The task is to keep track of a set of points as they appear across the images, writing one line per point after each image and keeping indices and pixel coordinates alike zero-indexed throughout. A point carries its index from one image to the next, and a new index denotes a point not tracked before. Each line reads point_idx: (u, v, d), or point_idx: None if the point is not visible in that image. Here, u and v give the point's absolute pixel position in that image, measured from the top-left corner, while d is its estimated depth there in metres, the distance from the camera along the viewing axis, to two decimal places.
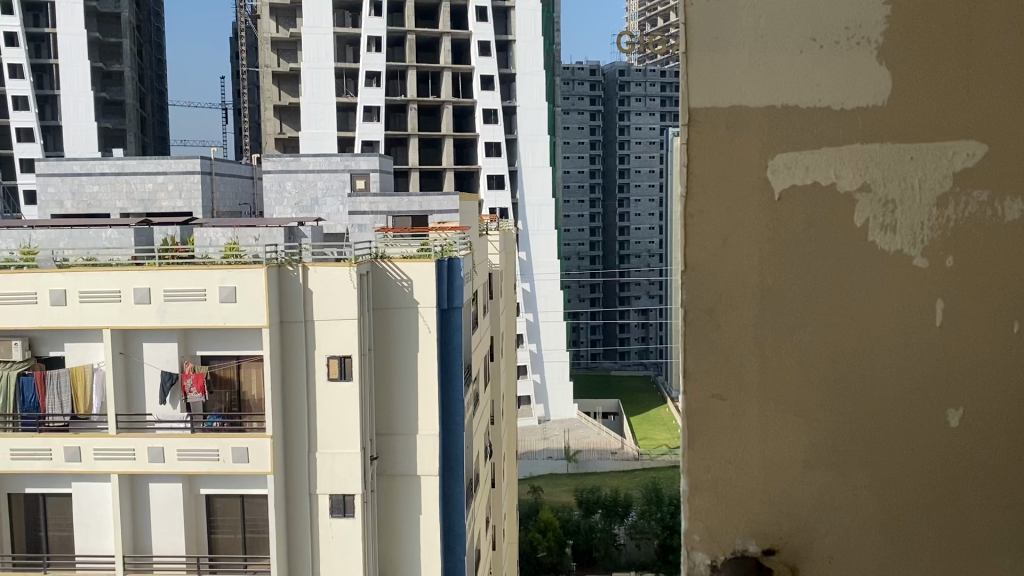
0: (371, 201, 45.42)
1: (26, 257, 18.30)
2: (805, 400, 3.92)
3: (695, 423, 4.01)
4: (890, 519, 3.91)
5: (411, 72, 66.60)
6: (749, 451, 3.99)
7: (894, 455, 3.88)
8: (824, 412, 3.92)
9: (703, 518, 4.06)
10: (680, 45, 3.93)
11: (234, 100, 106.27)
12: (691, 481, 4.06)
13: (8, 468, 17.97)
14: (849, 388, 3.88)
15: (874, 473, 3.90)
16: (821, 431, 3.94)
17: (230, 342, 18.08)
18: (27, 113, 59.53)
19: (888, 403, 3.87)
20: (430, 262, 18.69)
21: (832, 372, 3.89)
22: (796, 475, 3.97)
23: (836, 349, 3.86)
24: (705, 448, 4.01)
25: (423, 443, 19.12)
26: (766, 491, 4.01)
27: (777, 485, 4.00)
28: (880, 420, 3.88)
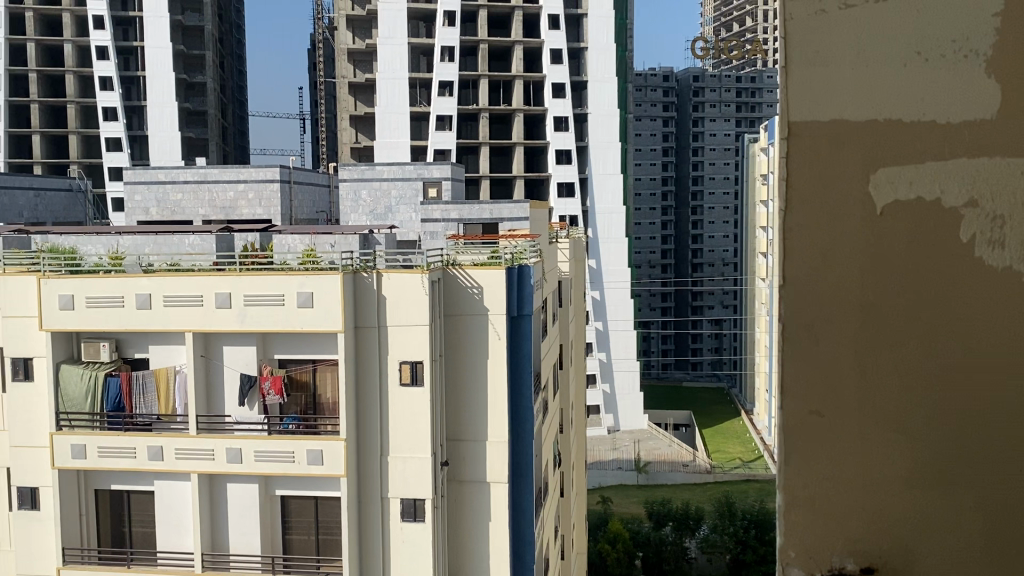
0: (443, 209, 45.34)
1: (115, 262, 19.11)
2: (902, 409, 4.29)
3: (794, 436, 4.41)
4: (996, 515, 4.24)
5: (484, 81, 67.08)
6: (844, 446, 4.37)
7: (998, 461, 4.20)
8: (924, 420, 4.27)
9: (798, 539, 4.46)
10: (782, 65, 4.34)
11: (312, 112, 108.96)
12: (786, 495, 4.48)
13: (94, 466, 18.56)
14: (957, 394, 4.23)
15: (978, 476, 4.22)
16: (922, 437, 4.28)
17: (305, 347, 18.46)
18: (116, 123, 62.07)
19: (992, 408, 4.18)
20: (501, 269, 18.75)
21: (932, 379, 4.26)
22: (901, 483, 4.33)
23: (940, 354, 4.24)
24: (806, 449, 4.41)
25: (493, 451, 19.12)
26: (873, 496, 4.36)
27: (882, 493, 4.34)
28: (983, 422, 4.21)
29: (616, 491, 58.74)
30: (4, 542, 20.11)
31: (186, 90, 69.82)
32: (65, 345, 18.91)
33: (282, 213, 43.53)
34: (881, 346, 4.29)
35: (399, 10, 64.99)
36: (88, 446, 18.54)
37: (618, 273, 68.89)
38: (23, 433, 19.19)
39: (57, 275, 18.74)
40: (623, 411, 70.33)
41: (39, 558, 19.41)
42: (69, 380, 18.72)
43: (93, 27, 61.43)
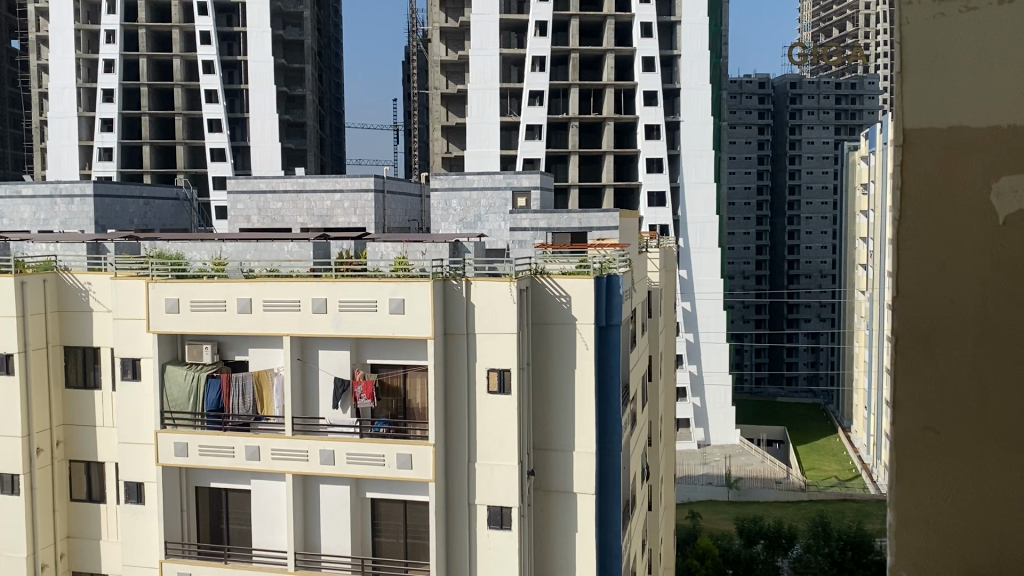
0: (531, 218, 46.00)
1: (218, 268, 19.89)
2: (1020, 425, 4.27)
3: (906, 451, 4.42)
4: None
5: (574, 91, 67.00)
6: (961, 469, 4.37)
7: None
8: None
9: (912, 554, 4.47)
10: (896, 71, 4.37)
11: (406, 123, 111.43)
12: (899, 517, 4.49)
13: (194, 463, 19.26)
14: None
15: None
16: None
17: (397, 352, 18.81)
18: (219, 135, 64.77)
19: None
20: (590, 278, 18.61)
21: None
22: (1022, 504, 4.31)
23: None
24: (919, 466, 4.42)
25: (580, 461, 18.96)
26: (988, 508, 4.36)
27: (996, 510, 4.36)
28: None
29: (705, 506, 57.42)
30: (111, 533, 21.17)
31: (286, 102, 72.30)
32: (170, 346, 19.76)
33: (376, 222, 44.74)
34: (1002, 360, 4.24)
35: (491, 21, 65.49)
36: (190, 444, 19.27)
37: (710, 283, 67.86)
38: (131, 429, 20.24)
39: (164, 280, 19.61)
40: (715, 425, 68.98)
41: (143, 551, 20.33)
42: (174, 380, 19.47)
43: (200, 43, 64.25)
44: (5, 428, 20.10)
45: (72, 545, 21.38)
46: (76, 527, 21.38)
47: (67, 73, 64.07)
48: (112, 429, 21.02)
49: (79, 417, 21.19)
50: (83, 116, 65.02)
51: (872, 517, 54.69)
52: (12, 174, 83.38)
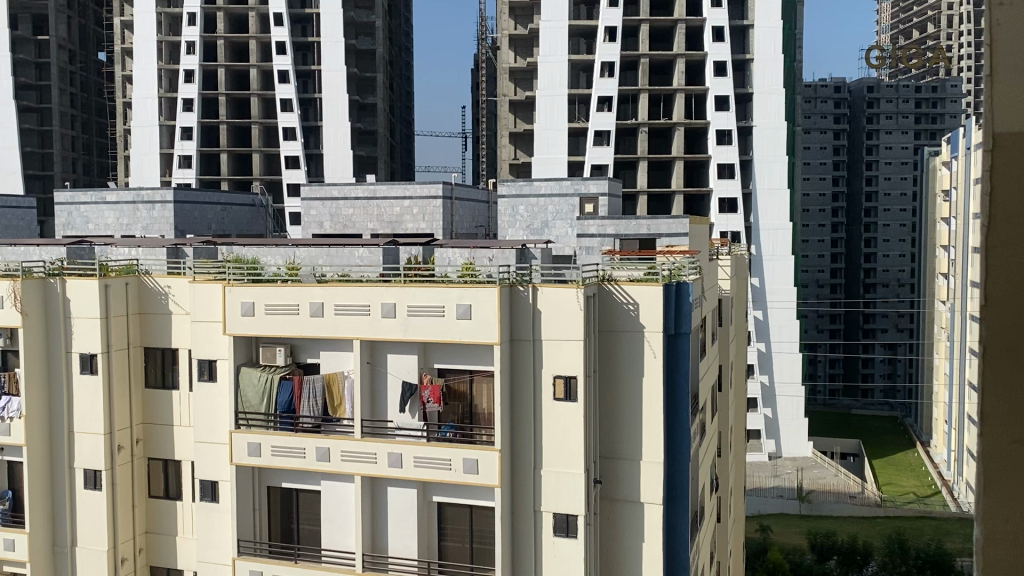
0: (599, 224, 45.32)
1: (291, 272, 20.36)
2: None
3: (993, 450, 4.61)
4: None
5: (644, 96, 66.51)
6: None
7: None
8: None
9: (996, 550, 4.67)
10: (986, 84, 4.63)
11: (474, 130, 112.50)
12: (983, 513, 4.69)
13: (267, 463, 19.65)
14: None
15: None
16: None
17: (463, 357, 18.92)
18: (294, 142, 66.21)
19: None
20: (659, 285, 18.40)
21: None
22: None
23: None
24: (1005, 464, 4.60)
25: (647, 471, 18.70)
26: None
27: None
28: None
29: (776, 520, 56.05)
30: (186, 530, 21.77)
31: (358, 110, 73.56)
32: (244, 348, 20.26)
33: (445, 227, 44.72)
34: None
35: (561, 28, 65.45)
36: (263, 444, 19.68)
37: (782, 291, 66.62)
38: (206, 428, 20.80)
39: (240, 284, 20.14)
40: (787, 438, 67.39)
41: (216, 548, 20.84)
42: (248, 381, 19.93)
43: (277, 53, 65.86)
44: (89, 425, 20.89)
45: (150, 540, 22.10)
46: (154, 523, 22.08)
47: (149, 83, 66.36)
48: (187, 429, 21.67)
49: (158, 416, 21.92)
50: (164, 124, 67.27)
51: (953, 535, 52.69)
52: (98, 181, 86.67)
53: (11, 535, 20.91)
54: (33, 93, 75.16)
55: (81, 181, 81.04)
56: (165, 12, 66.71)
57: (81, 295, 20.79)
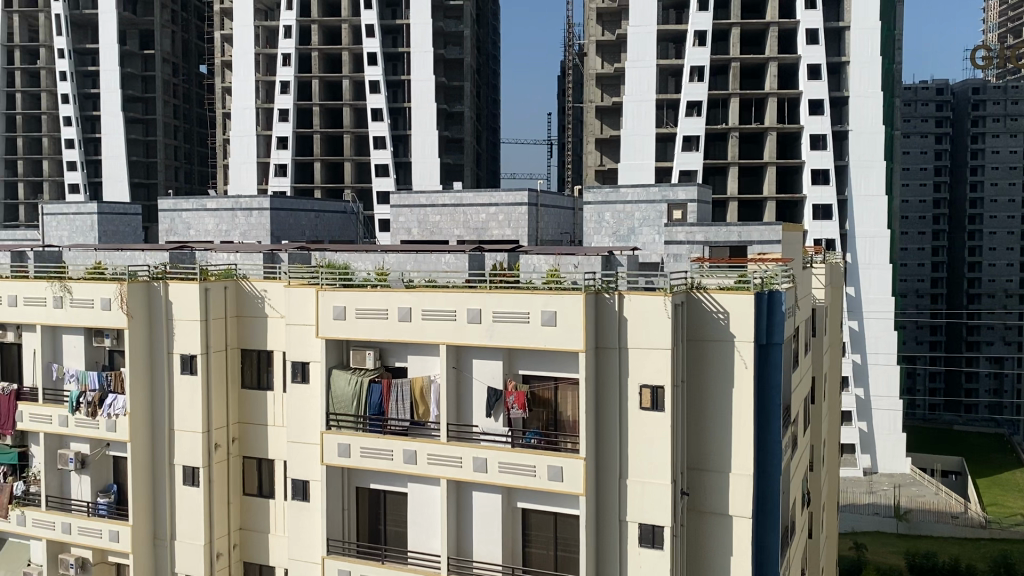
0: (688, 231, 45.65)
1: (380, 277, 20.76)
2: None
3: None
4: None
5: (735, 101, 65.30)
6: None
7: None
8: None
9: None
10: None
11: (559, 136, 112.58)
12: None
13: (356, 464, 20.06)
14: None
15: None
16: None
17: (548, 363, 18.89)
18: (384, 151, 67.59)
19: None
20: (750, 293, 18.00)
21: None
22: None
23: None
24: None
25: (736, 483, 18.28)
26: None
27: None
28: None
29: (872, 538, 53.83)
30: (278, 528, 22.38)
31: (446, 119, 74.63)
32: (336, 351, 20.73)
33: (530, 234, 45.24)
34: None
35: (650, 32, 64.68)
36: (352, 446, 20.10)
37: (879, 301, 64.40)
38: (298, 428, 21.35)
39: (332, 288, 20.67)
40: (883, 453, 64.91)
41: (308, 546, 21.36)
42: (338, 384, 20.37)
43: (368, 64, 67.30)
44: (189, 424, 21.72)
45: (244, 536, 22.80)
46: (248, 520, 22.78)
47: (247, 94, 68.74)
48: (281, 429, 22.29)
49: (253, 416, 22.64)
50: (261, 134, 69.57)
51: None
52: (198, 188, 90.07)
53: (116, 526, 21.94)
54: (139, 105, 78.69)
55: (183, 189, 84.60)
56: (263, 25, 69.21)
57: (183, 298, 21.69)
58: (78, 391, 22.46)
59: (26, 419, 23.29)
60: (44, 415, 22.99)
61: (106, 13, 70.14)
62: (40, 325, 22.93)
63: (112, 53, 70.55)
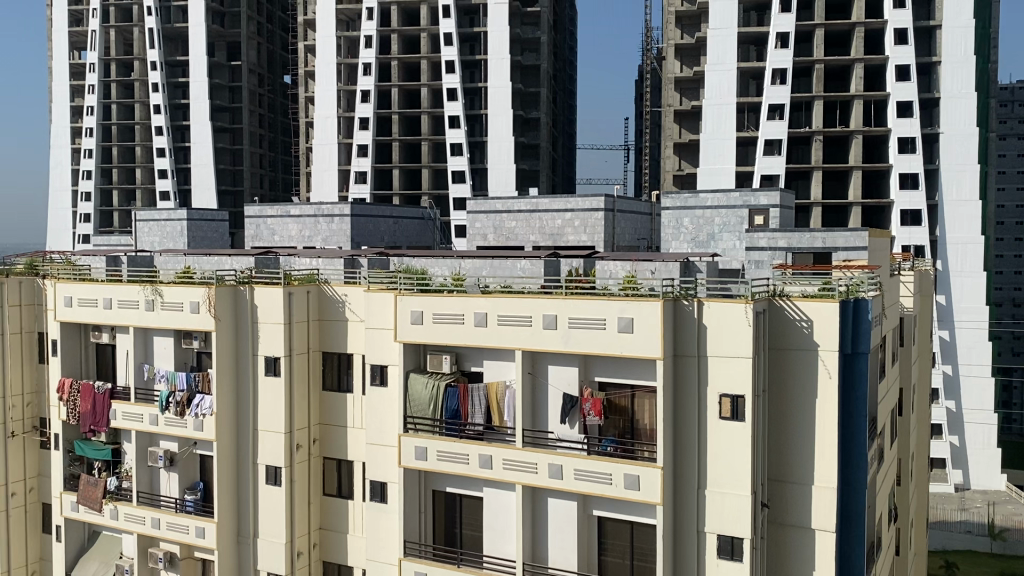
0: (769, 237, 43.39)
1: (457, 282, 20.95)
2: None
3: None
4: None
5: (818, 104, 63.70)
6: None
7: None
8: None
9: None
10: None
11: (636, 141, 111.99)
12: None
13: (433, 467, 20.28)
14: None
15: None
16: None
17: (625, 371, 18.73)
18: (461, 157, 68.16)
19: None
20: (836, 302, 17.46)
21: None
22: None
23: None
24: None
25: (819, 496, 17.76)
26: None
27: None
28: None
29: (963, 557, 51.44)
30: (357, 528, 22.75)
31: (522, 125, 74.97)
32: (413, 356, 20.97)
33: (606, 239, 44.59)
34: None
35: (730, 35, 63.63)
36: (429, 449, 20.31)
37: (971, 310, 61.77)
38: (377, 431, 21.69)
39: (410, 294, 20.95)
40: (975, 468, 62.01)
41: (385, 548, 21.65)
42: (416, 388, 20.63)
43: (445, 72, 68.03)
44: (272, 424, 22.27)
45: (323, 536, 23.25)
46: (328, 520, 23.24)
47: (330, 103, 70.39)
48: (360, 431, 22.68)
49: (334, 418, 23.12)
50: (342, 142, 71.10)
51: None
52: (282, 196, 92.53)
53: (202, 523, 22.66)
54: (226, 115, 80.92)
55: (268, 195, 87.09)
56: (344, 36, 70.90)
57: (268, 302, 22.29)
58: (168, 391, 23.29)
59: (118, 418, 24.29)
60: (136, 413, 23.92)
61: (196, 27, 72.82)
62: (133, 326, 23.88)
63: (201, 65, 73.27)
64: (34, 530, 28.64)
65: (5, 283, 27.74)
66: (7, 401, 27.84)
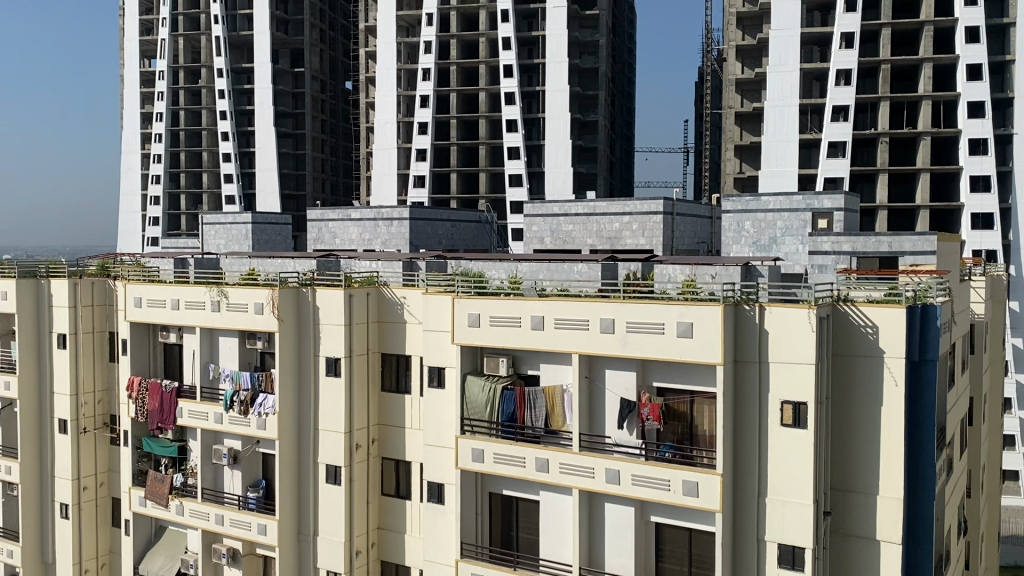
0: (834, 240, 43.19)
1: (514, 285, 21.01)
2: None
3: None
4: None
5: (885, 105, 62.18)
6: None
7: None
8: None
9: None
10: None
11: (696, 144, 111.03)
12: None
13: (489, 469, 20.37)
14: None
15: None
16: None
17: (683, 376, 18.53)
18: (518, 161, 68.34)
19: None
20: (903, 308, 17.02)
21: None
22: None
23: None
24: None
25: (884, 507, 17.33)
26: None
27: None
28: None
29: None
30: (414, 529, 22.98)
31: (580, 128, 74.81)
32: (470, 358, 21.08)
33: (664, 243, 44.26)
34: None
35: (793, 35, 62.45)
36: (486, 451, 20.41)
37: None
38: (435, 433, 21.89)
39: (467, 296, 21.08)
40: None
41: (442, 549, 21.80)
42: (473, 390, 20.75)
43: (504, 76, 68.23)
44: (332, 424, 22.66)
45: (382, 536, 23.54)
46: (386, 520, 23.53)
47: (390, 108, 71.30)
48: (419, 432, 22.89)
49: (392, 419, 23.41)
50: (401, 147, 71.87)
51: None
52: (343, 200, 94.17)
53: (264, 520, 23.13)
54: (290, 121, 82.61)
55: (328, 199, 88.62)
56: (404, 41, 71.64)
57: (329, 304, 22.70)
58: (232, 390, 23.85)
59: (185, 416, 24.97)
60: (201, 412, 24.56)
61: (261, 34, 74.41)
62: (198, 327, 24.53)
63: (265, 72, 74.96)
64: (105, 524, 29.65)
65: (79, 283, 28.71)
66: (79, 398, 28.82)
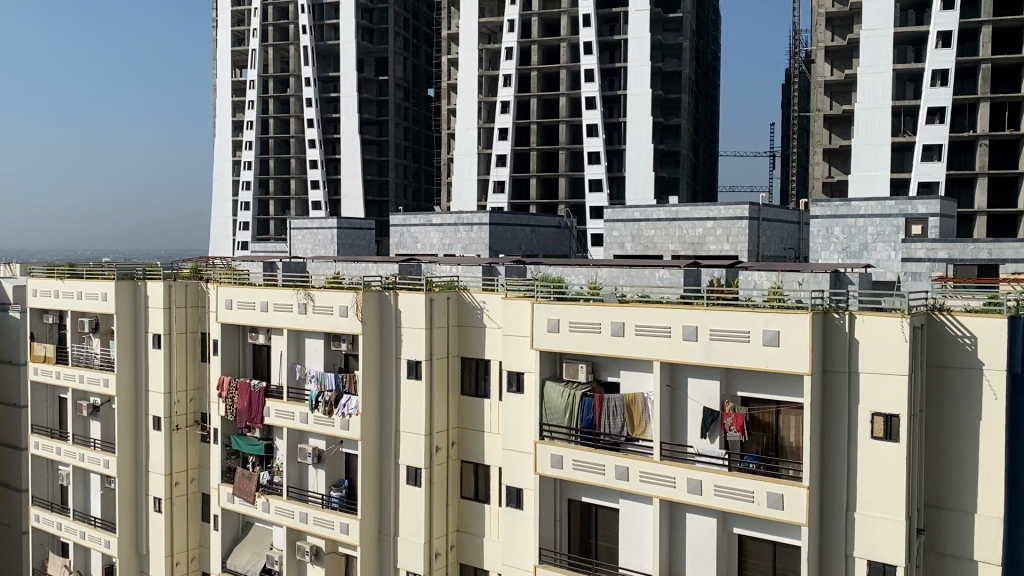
0: (929, 247, 40.83)
1: (594, 291, 20.91)
2: None
3: None
4: None
5: (984, 106, 59.64)
6: None
7: None
8: None
9: None
10: None
11: (783, 148, 108.46)
12: None
13: (569, 475, 20.29)
14: None
15: None
16: None
17: (769, 386, 18.10)
18: (598, 166, 68.08)
19: None
20: (1003, 317, 16.24)
21: None
22: None
23: None
24: None
25: (981, 525, 16.58)
26: None
27: None
28: None
29: None
30: (493, 533, 23.06)
31: (662, 133, 74.01)
32: (550, 363, 21.07)
33: (749, 249, 43.40)
34: None
35: (885, 34, 60.12)
36: (565, 457, 20.34)
37: None
38: (514, 438, 21.93)
39: (547, 301, 21.09)
40: None
41: (520, 554, 21.83)
42: (552, 395, 20.70)
43: (585, 81, 68.20)
44: (413, 426, 22.96)
45: (461, 539, 23.72)
46: (465, 523, 23.71)
47: (471, 114, 71.92)
48: (497, 436, 22.97)
49: (472, 422, 23.55)
50: (481, 153, 72.47)
51: None
52: (425, 206, 95.50)
53: (347, 519, 23.60)
54: (373, 128, 84.25)
55: (411, 205, 90.00)
56: (486, 48, 72.19)
57: (411, 308, 23.04)
58: (318, 391, 24.42)
59: (272, 415, 25.66)
60: (288, 412, 25.17)
61: (347, 44, 76.17)
62: (287, 330, 25.22)
63: (351, 81, 76.67)
64: (194, 519, 30.71)
65: (172, 286, 29.83)
66: (172, 396, 29.94)
